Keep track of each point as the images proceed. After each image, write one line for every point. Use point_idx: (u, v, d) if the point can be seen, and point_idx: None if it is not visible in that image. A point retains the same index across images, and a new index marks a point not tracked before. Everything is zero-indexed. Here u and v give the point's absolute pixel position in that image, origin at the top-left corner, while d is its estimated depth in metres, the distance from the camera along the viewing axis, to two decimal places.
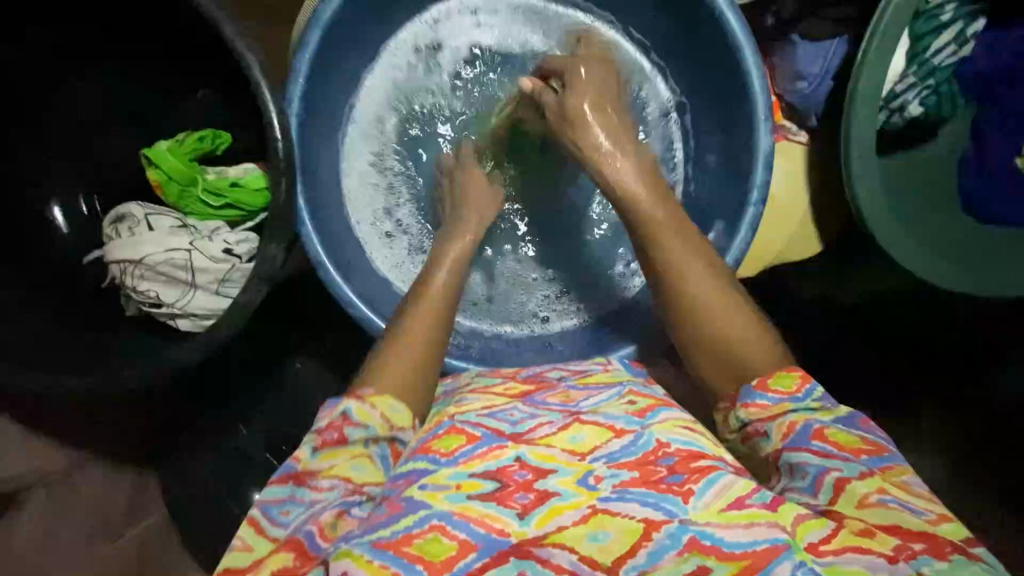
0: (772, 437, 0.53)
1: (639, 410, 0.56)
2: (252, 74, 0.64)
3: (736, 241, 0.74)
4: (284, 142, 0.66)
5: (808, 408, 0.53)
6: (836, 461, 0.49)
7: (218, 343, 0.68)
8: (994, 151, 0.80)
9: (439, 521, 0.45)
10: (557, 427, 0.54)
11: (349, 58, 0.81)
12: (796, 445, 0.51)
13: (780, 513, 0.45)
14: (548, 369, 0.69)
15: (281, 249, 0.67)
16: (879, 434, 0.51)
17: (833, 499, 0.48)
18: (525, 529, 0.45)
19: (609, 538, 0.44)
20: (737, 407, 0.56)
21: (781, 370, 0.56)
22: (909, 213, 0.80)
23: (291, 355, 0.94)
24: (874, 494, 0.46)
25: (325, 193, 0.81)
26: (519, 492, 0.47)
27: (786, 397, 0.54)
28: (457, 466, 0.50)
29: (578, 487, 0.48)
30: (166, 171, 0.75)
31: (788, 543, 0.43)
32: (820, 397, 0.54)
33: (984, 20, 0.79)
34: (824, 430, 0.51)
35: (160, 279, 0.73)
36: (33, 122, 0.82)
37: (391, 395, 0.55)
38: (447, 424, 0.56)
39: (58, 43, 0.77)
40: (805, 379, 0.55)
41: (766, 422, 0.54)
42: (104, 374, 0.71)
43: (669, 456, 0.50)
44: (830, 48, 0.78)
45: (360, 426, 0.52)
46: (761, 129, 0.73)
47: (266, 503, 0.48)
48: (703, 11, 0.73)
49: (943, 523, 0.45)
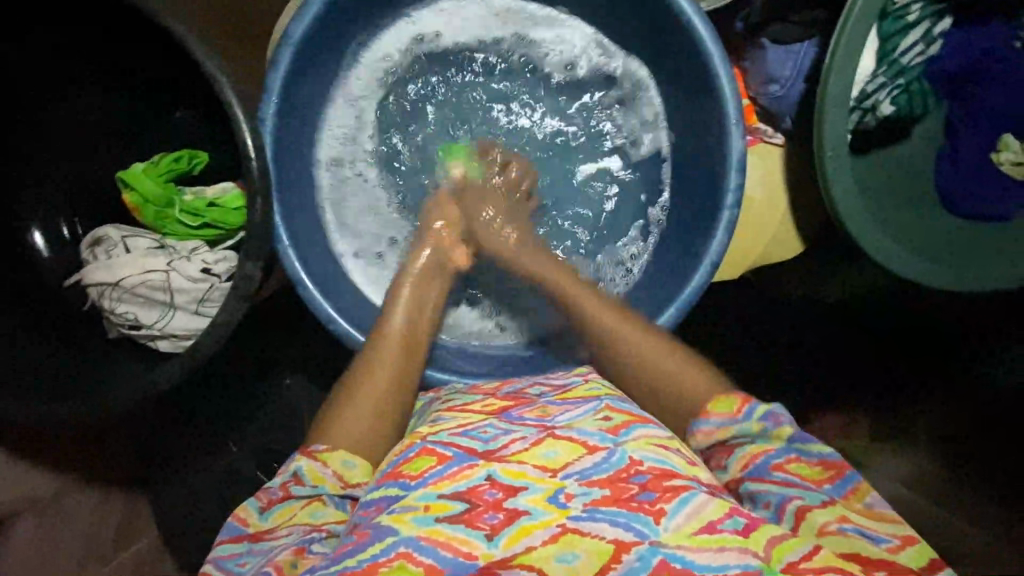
0: (730, 468, 0.56)
1: (613, 426, 0.56)
2: (225, 95, 0.64)
3: (714, 243, 0.74)
4: (258, 161, 0.66)
5: (763, 436, 0.56)
6: (797, 489, 0.52)
7: (196, 366, 0.68)
8: (968, 147, 0.81)
9: (405, 549, 0.47)
10: (530, 442, 0.54)
11: (324, 75, 0.82)
12: (755, 475, 0.54)
13: (752, 539, 0.47)
14: (529, 385, 0.69)
15: (257, 268, 0.67)
16: (833, 450, 0.55)
17: (795, 526, 0.50)
18: (493, 551, 0.47)
19: (579, 558, 0.46)
20: (687, 436, 0.60)
21: (722, 396, 0.60)
22: (887, 216, 0.81)
23: (280, 373, 0.95)
24: (835, 522, 0.50)
25: (299, 209, 0.81)
26: (488, 513, 0.49)
27: (728, 421, 0.58)
28: (426, 488, 0.51)
29: (549, 505, 0.49)
30: (141, 193, 0.75)
31: (760, 569, 0.45)
32: (761, 417, 0.57)
33: (950, 19, 0.79)
34: (785, 463, 0.54)
35: (137, 300, 0.73)
36: (10, 138, 0.81)
37: (345, 450, 0.59)
38: (419, 445, 0.56)
39: (59, 43, 0.76)
40: (744, 401, 0.58)
41: (723, 456, 0.57)
42: (85, 401, 0.71)
43: (641, 474, 0.51)
44: (799, 50, 0.79)
45: (308, 485, 0.57)
46: (733, 133, 0.73)
47: (220, 559, 0.53)
48: (673, 19, 0.74)
49: (907, 548, 0.48)
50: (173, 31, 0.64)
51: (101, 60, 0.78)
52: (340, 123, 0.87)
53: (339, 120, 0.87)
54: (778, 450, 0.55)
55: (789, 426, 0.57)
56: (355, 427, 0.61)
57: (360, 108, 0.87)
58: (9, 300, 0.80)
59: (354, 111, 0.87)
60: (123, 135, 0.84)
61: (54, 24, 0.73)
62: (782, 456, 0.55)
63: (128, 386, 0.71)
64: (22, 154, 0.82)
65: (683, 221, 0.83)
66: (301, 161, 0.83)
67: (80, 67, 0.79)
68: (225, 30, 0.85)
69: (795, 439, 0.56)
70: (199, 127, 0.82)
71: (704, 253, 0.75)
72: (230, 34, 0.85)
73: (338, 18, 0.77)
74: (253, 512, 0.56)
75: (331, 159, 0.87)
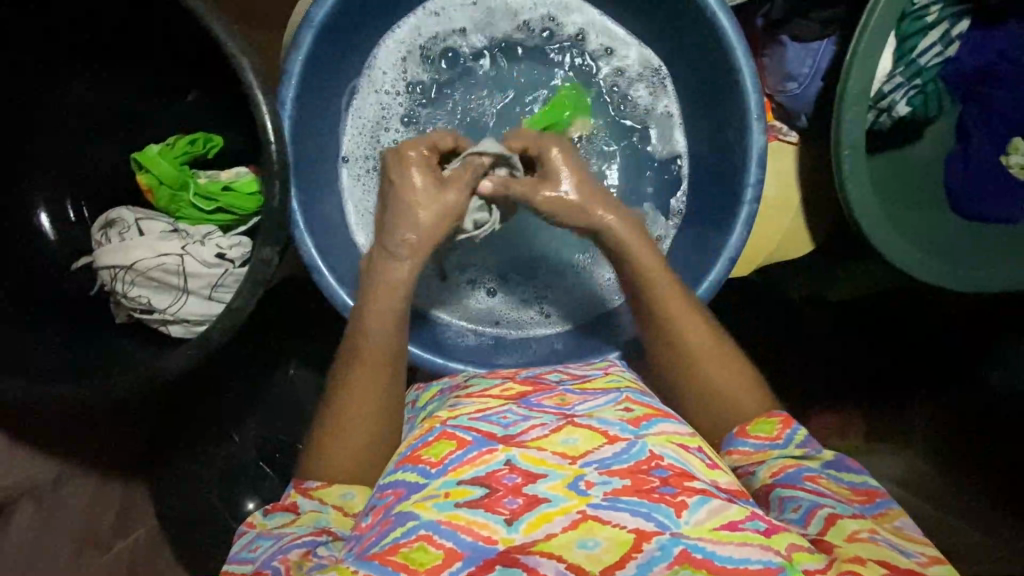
0: (761, 475, 0.58)
1: (635, 418, 0.56)
2: (245, 76, 0.63)
3: (732, 239, 0.75)
4: (277, 145, 0.65)
5: (801, 458, 0.59)
6: (828, 499, 0.53)
7: (209, 351, 0.67)
8: (979, 148, 0.82)
9: (426, 531, 0.47)
10: (550, 429, 0.54)
11: (344, 62, 0.81)
12: (787, 482, 0.56)
13: (775, 539, 0.47)
14: (547, 371, 0.70)
15: (275, 254, 0.66)
16: (870, 478, 0.57)
17: (822, 530, 0.51)
18: (512, 536, 0.46)
19: (599, 545, 0.46)
20: (723, 454, 0.62)
21: (762, 417, 0.62)
22: (901, 217, 0.81)
23: (285, 362, 0.94)
24: (865, 531, 0.50)
25: (316, 196, 0.80)
26: (507, 497, 0.48)
27: (768, 443, 0.60)
28: (447, 475, 0.51)
29: (568, 491, 0.49)
30: (156, 175, 0.74)
31: (782, 567, 0.45)
32: (801, 443, 0.60)
33: (968, 21, 0.80)
34: (816, 476, 0.56)
35: (151, 284, 0.72)
36: (21, 123, 0.79)
37: (341, 484, 0.59)
38: (438, 429, 0.56)
39: (50, 25, 0.74)
40: (786, 424, 0.61)
41: (754, 465, 0.60)
42: (92, 385, 0.70)
43: (662, 468, 0.51)
44: (818, 49, 0.79)
45: (314, 501, 0.57)
46: (754, 128, 0.73)
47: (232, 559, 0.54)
48: (697, 14, 0.74)
49: (933, 565, 0.48)
50: (193, 9, 0.63)
51: (118, 47, 0.78)
52: (361, 112, 0.86)
53: (363, 105, 0.86)
54: (813, 468, 0.57)
55: (829, 453, 0.59)
56: (341, 457, 0.60)
57: (380, 98, 0.87)
58: (14, 286, 0.78)
59: (377, 99, 0.87)
60: (135, 118, 0.83)
61: (66, 9, 0.72)
62: (814, 473, 0.57)
63: (136, 371, 0.70)
64: (29, 133, 0.80)
65: (699, 216, 0.84)
66: (320, 148, 0.82)
67: (92, 47, 0.78)
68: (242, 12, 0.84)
69: (832, 465, 0.58)
70: (213, 114, 0.81)
71: (722, 248, 0.76)
72: (247, 16, 0.84)
73: (362, 3, 0.76)
74: (260, 514, 0.58)
75: (351, 146, 0.86)
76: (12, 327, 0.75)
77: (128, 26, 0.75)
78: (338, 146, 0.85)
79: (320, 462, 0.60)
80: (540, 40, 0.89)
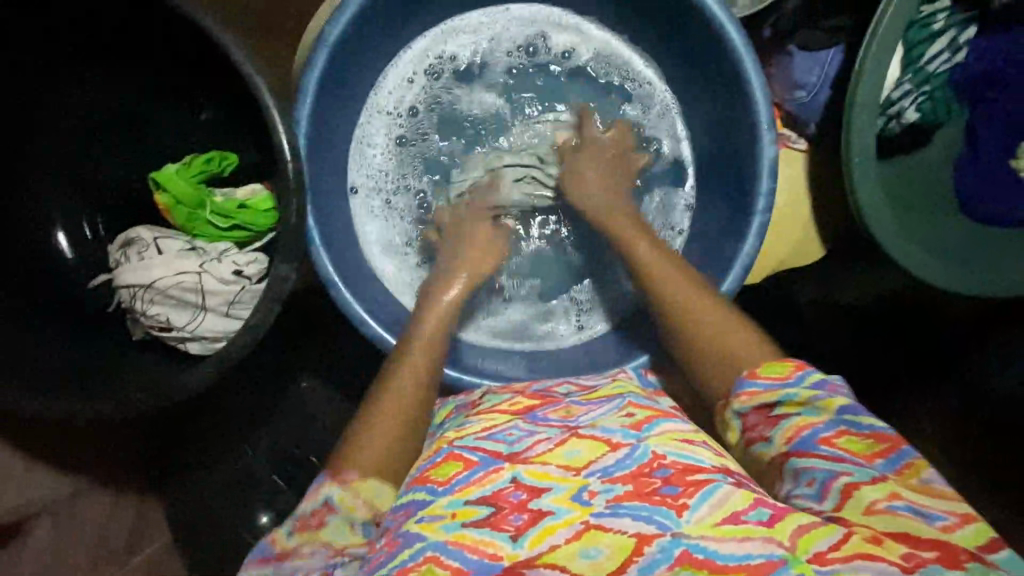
0: (777, 440, 0.55)
1: (636, 422, 0.56)
2: (262, 98, 0.64)
3: (745, 249, 0.76)
4: (293, 163, 0.66)
5: (812, 406, 0.54)
6: (847, 465, 0.51)
7: (228, 369, 0.67)
8: (988, 152, 0.82)
9: (433, 553, 0.47)
10: (553, 443, 0.54)
11: (357, 79, 0.83)
12: (802, 449, 0.53)
13: (778, 529, 0.46)
14: (557, 384, 0.69)
15: (292, 270, 0.67)
16: (884, 422, 0.53)
17: (839, 505, 0.49)
18: (518, 551, 0.46)
19: (602, 553, 0.46)
20: (732, 400, 0.59)
21: (775, 361, 0.59)
22: (913, 224, 0.81)
23: (297, 375, 0.94)
24: (884, 500, 0.48)
25: (333, 217, 0.82)
26: (513, 514, 0.49)
27: (778, 384, 0.56)
28: (454, 494, 0.51)
29: (573, 503, 0.49)
30: (174, 194, 0.76)
31: (785, 558, 0.44)
32: (813, 383, 0.55)
33: (976, 28, 0.81)
34: (834, 437, 0.52)
35: (170, 302, 0.73)
36: (22, 122, 0.80)
37: (374, 480, 0.57)
38: (446, 450, 0.56)
39: (49, 25, 0.73)
40: (798, 367, 0.57)
41: (771, 428, 0.55)
42: (111, 402, 0.70)
43: (664, 468, 0.51)
44: (826, 58, 0.80)
45: (339, 513, 0.54)
46: (765, 139, 0.74)
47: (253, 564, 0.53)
48: (704, 25, 0.76)
49: (963, 527, 0.46)
50: (208, 29, 0.63)
51: (129, 53, 0.78)
52: (367, 135, 0.87)
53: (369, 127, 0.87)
54: (827, 423, 0.53)
55: (841, 397, 0.54)
56: (380, 448, 0.59)
57: (384, 118, 0.88)
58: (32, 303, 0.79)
59: (382, 125, 0.88)
60: (151, 136, 0.84)
61: (66, 9, 0.71)
62: (831, 429, 0.53)
63: (154, 388, 0.70)
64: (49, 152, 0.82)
65: (707, 230, 0.85)
66: (334, 169, 0.84)
67: (108, 66, 0.80)
68: (254, 30, 0.86)
69: (846, 410, 0.54)
70: (223, 120, 0.82)
71: (734, 258, 0.76)
72: (259, 35, 0.86)
73: (377, 20, 0.78)
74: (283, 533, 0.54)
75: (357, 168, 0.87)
76: (12, 327, 0.75)
77: (127, 26, 0.74)
78: (350, 173, 0.87)
79: (358, 454, 0.58)
80: (538, 54, 0.90)
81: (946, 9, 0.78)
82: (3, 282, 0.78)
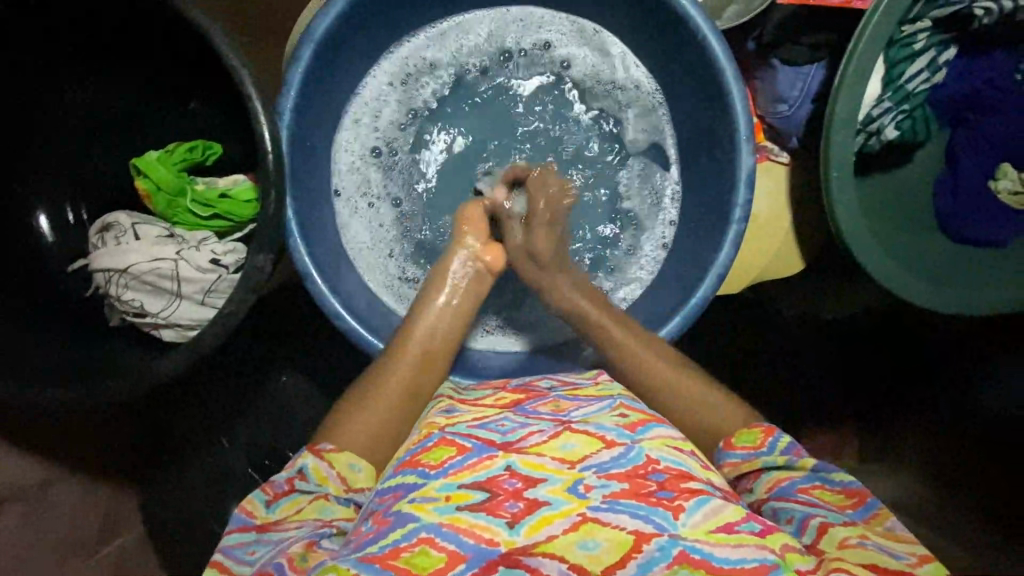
0: (757, 490, 0.57)
1: (630, 423, 0.57)
2: (246, 87, 0.64)
3: (721, 256, 0.76)
4: (276, 155, 0.66)
5: (791, 466, 0.58)
6: (821, 509, 0.53)
7: (200, 358, 0.67)
8: (966, 173, 0.84)
9: (427, 535, 0.46)
10: (547, 435, 0.54)
11: (343, 76, 0.83)
12: (782, 495, 0.56)
13: (769, 539, 0.48)
14: (537, 380, 0.70)
15: (269, 261, 0.67)
16: (854, 478, 0.56)
17: (816, 540, 0.51)
18: (515, 538, 0.46)
19: (600, 546, 0.46)
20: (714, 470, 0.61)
21: (744, 429, 0.62)
22: (890, 241, 0.82)
23: (278, 369, 0.94)
24: (855, 538, 0.50)
25: (317, 213, 0.83)
26: (508, 501, 0.48)
27: (753, 452, 0.59)
28: (447, 478, 0.50)
29: (569, 494, 0.48)
30: (155, 180, 0.76)
31: (776, 564, 0.46)
32: (784, 450, 0.59)
33: (954, 49, 0.81)
34: (811, 489, 0.56)
35: (145, 288, 0.73)
36: (22, 122, 0.80)
37: (349, 454, 0.59)
38: (436, 436, 0.56)
39: (49, 25, 0.73)
40: (767, 433, 0.60)
41: (752, 480, 0.58)
42: (82, 387, 0.69)
43: (658, 472, 0.51)
44: (809, 73, 0.81)
45: (315, 482, 0.57)
46: (743, 148, 0.75)
47: (229, 547, 0.53)
48: (687, 34, 0.76)
49: (922, 565, 0.48)
50: (196, 20, 0.64)
51: (124, 50, 0.79)
52: (351, 134, 0.88)
53: (353, 127, 0.88)
54: (804, 478, 0.56)
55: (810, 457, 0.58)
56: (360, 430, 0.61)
57: (368, 119, 0.89)
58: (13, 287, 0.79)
59: (366, 126, 0.89)
60: (137, 124, 0.84)
61: (66, 9, 0.72)
62: (807, 482, 0.56)
63: (128, 373, 0.69)
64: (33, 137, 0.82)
65: (687, 236, 0.86)
66: (317, 166, 0.84)
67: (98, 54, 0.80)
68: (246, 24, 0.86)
69: (818, 468, 0.58)
70: (212, 114, 0.82)
71: (711, 265, 0.77)
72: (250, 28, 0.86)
73: (363, 17, 0.79)
74: (261, 505, 0.57)
75: (342, 168, 0.88)
76: (11, 326, 0.75)
77: (127, 26, 0.75)
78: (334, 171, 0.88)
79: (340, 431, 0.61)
80: (523, 57, 0.91)
81: (929, 28, 0.77)
82: (3, 281, 0.78)
